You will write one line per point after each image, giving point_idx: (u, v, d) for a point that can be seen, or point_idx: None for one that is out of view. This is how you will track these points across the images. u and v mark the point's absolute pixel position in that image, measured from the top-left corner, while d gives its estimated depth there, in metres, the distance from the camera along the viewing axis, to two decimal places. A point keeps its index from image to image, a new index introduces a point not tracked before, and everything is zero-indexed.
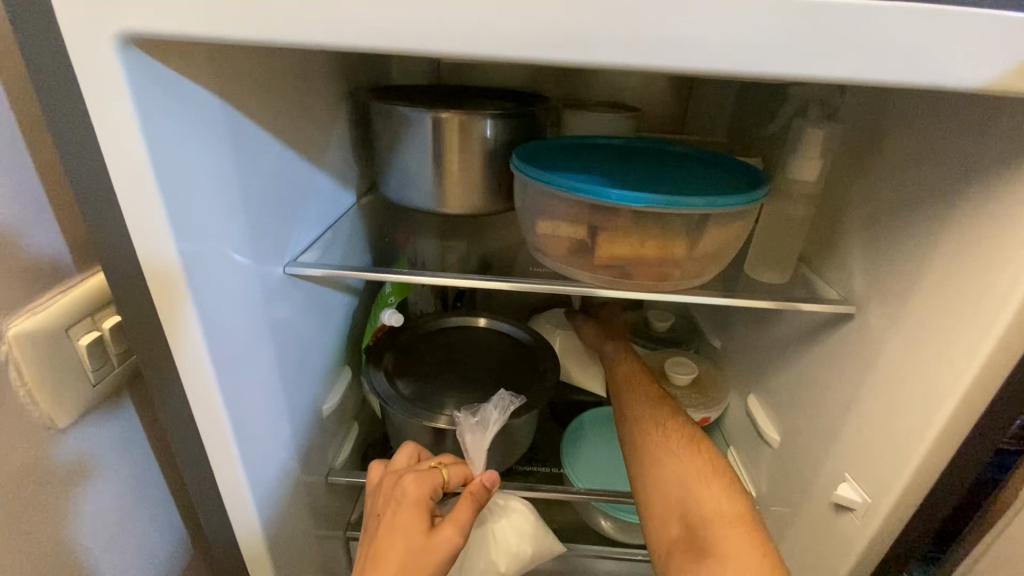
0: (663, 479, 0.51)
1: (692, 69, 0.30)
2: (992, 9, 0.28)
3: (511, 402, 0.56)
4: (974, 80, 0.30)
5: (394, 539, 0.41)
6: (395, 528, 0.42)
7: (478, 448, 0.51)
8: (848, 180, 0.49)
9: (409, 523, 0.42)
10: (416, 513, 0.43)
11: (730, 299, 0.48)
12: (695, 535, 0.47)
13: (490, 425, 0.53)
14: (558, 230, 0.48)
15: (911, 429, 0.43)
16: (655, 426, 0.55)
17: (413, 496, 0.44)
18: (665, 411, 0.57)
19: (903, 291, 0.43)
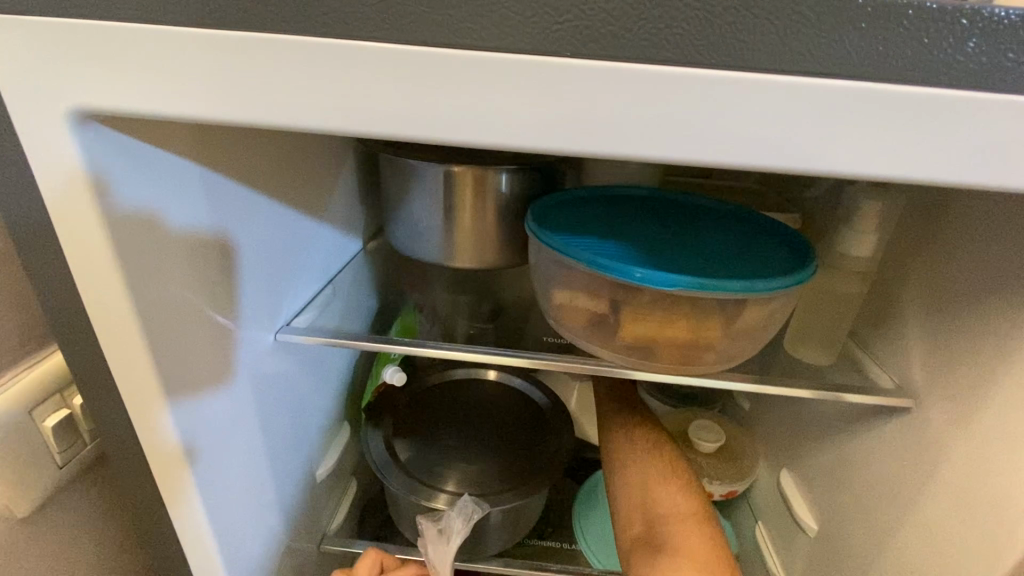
0: (626, 479, 0.49)
1: (740, 162, 0.25)
2: None
3: (474, 509, 0.51)
4: None
5: None
6: None
7: (444, 563, 0.49)
8: (906, 255, 0.44)
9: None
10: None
11: (768, 385, 0.43)
12: (654, 533, 0.44)
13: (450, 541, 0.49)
14: (576, 303, 0.43)
15: (981, 557, 0.37)
16: (621, 431, 0.53)
17: None
18: (634, 416, 0.55)
19: (970, 395, 0.38)
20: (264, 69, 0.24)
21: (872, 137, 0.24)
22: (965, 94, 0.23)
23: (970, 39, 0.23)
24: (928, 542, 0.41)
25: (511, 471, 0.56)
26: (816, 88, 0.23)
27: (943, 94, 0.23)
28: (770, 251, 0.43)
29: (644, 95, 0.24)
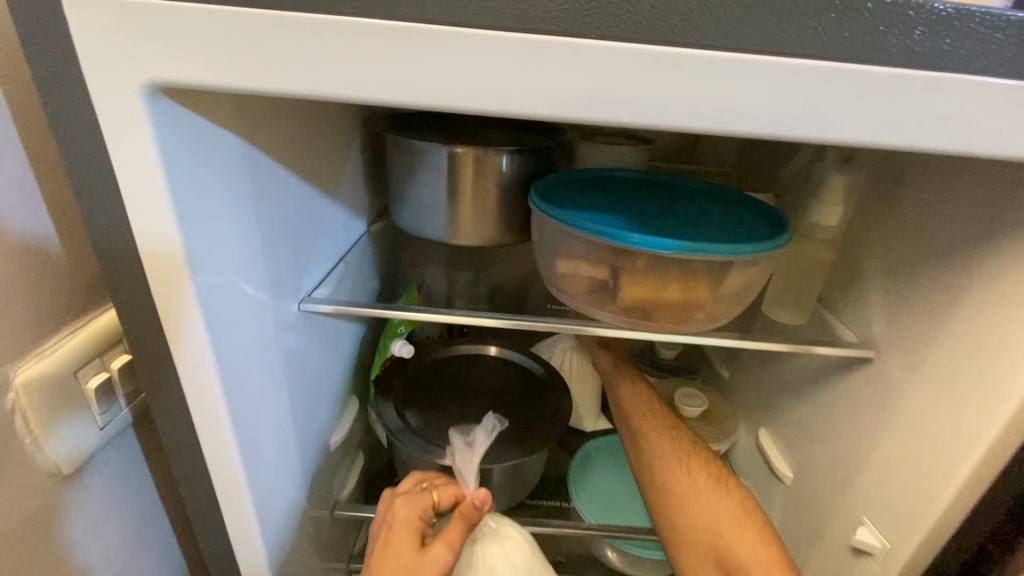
0: (694, 524, 0.50)
1: (735, 129, 0.29)
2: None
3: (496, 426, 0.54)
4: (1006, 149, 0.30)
5: (385, 564, 0.43)
6: (384, 554, 0.43)
7: (469, 468, 0.50)
8: (868, 225, 0.49)
9: (400, 545, 0.44)
10: (404, 536, 0.45)
11: (750, 341, 0.48)
12: None
13: (476, 446, 0.51)
14: (579, 269, 0.47)
15: (931, 479, 0.43)
16: (679, 464, 0.53)
17: (400, 519, 0.46)
18: (686, 445, 0.55)
19: (923, 343, 0.43)
20: (322, 47, 0.27)
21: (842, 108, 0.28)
22: (912, 73, 0.28)
23: (919, 28, 0.27)
24: (889, 474, 0.46)
25: (514, 435, 0.60)
26: (795, 69, 0.28)
27: (897, 74, 0.28)
28: (749, 221, 0.48)
29: (653, 72, 0.28)
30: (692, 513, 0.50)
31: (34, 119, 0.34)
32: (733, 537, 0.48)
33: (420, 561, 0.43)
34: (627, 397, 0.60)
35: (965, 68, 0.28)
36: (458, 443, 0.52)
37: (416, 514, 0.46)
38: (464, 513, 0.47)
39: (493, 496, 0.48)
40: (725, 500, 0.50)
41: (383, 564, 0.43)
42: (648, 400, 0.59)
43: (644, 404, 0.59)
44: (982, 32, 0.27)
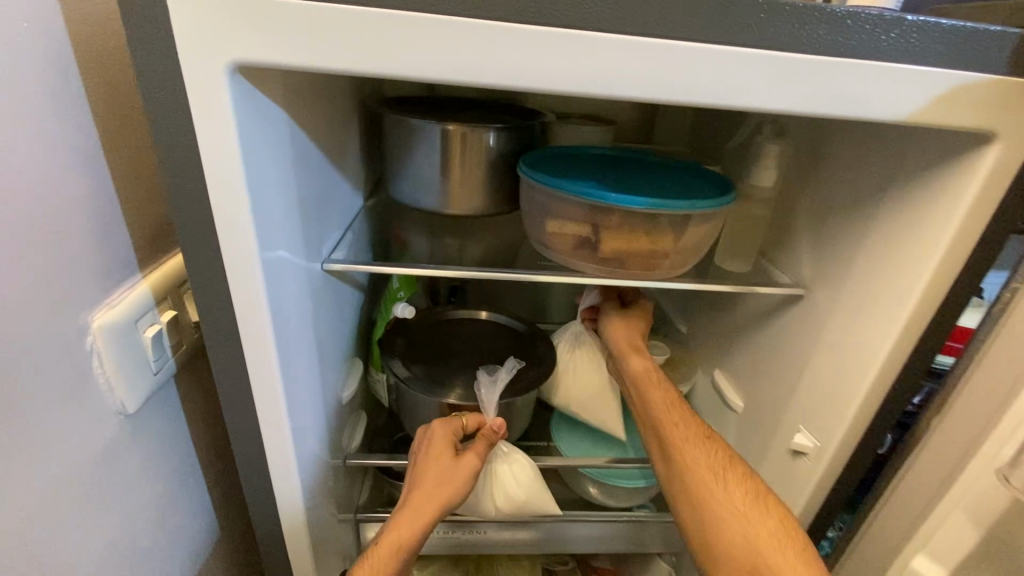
0: (732, 540, 0.50)
1: (696, 100, 0.37)
2: (913, 64, 0.37)
3: (515, 367, 0.65)
4: (901, 113, 0.38)
5: (429, 467, 0.56)
6: (429, 459, 0.56)
7: (490, 398, 0.62)
8: (799, 186, 0.60)
9: (440, 453, 0.56)
10: (442, 446, 0.57)
11: (706, 284, 0.58)
12: None
13: (496, 379, 0.62)
14: (565, 228, 0.56)
15: (848, 385, 0.53)
16: (718, 482, 0.53)
17: (438, 435, 0.58)
18: (724, 461, 0.54)
19: (840, 277, 0.54)
20: (371, 32, 0.33)
21: (775, 83, 0.37)
22: (826, 58, 0.36)
23: (824, 26, 0.36)
24: (818, 386, 0.57)
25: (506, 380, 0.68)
26: (742, 52, 0.36)
27: (816, 58, 0.36)
28: (701, 184, 0.58)
29: (635, 54, 0.36)
30: (729, 529, 0.50)
31: (101, 94, 0.38)
32: (771, 558, 0.48)
33: (456, 463, 0.56)
34: (646, 396, 0.60)
35: (865, 52, 0.37)
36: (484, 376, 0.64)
37: (450, 430, 0.59)
38: (486, 435, 0.59)
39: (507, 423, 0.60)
40: (765, 520, 0.50)
41: (428, 466, 0.56)
42: (670, 400, 0.59)
43: (665, 405, 0.59)
44: (878, 24, 0.36)
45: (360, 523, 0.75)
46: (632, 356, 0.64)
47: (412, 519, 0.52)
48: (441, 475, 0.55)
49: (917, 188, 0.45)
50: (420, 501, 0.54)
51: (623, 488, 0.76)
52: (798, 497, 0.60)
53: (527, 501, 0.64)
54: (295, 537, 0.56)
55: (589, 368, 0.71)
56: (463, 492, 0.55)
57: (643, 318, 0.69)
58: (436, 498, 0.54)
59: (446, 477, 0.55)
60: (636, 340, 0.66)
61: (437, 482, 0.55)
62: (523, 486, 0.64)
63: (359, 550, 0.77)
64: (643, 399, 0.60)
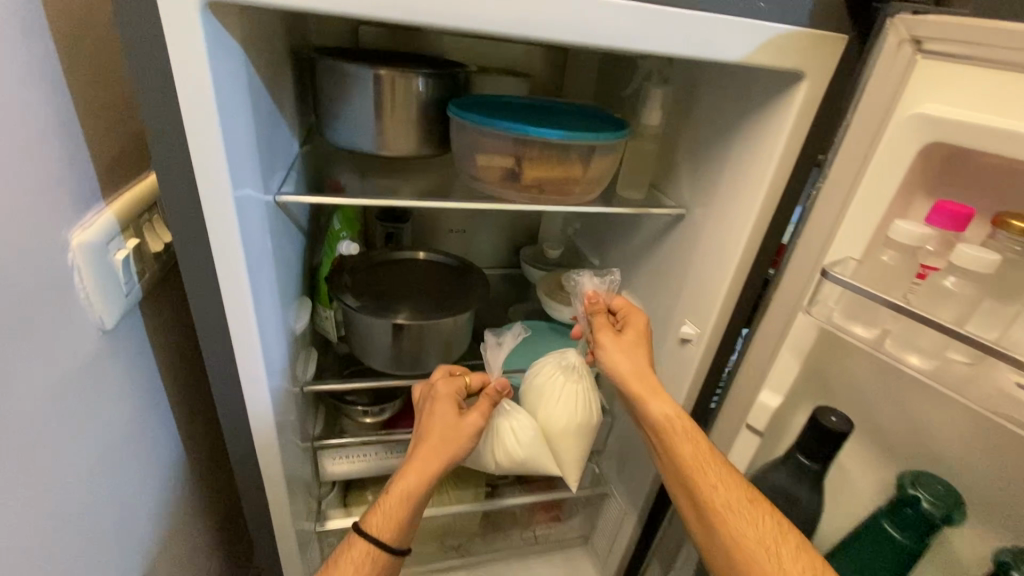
0: None
1: (592, 42, 0.48)
2: (747, 16, 0.49)
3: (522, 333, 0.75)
4: (741, 56, 0.51)
5: (435, 420, 0.63)
6: (434, 414, 0.64)
7: (494, 356, 0.71)
8: (680, 125, 0.73)
9: (443, 409, 0.64)
10: (447, 404, 0.65)
11: (610, 207, 0.70)
12: None
13: (502, 342, 0.73)
14: (492, 161, 0.65)
15: (712, 281, 0.68)
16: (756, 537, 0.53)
17: (443, 393, 0.65)
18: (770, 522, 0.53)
19: (708, 196, 0.68)
20: None
21: (650, 28, 0.48)
22: (685, 9, 0.48)
23: None
24: (694, 285, 0.72)
25: (447, 304, 0.77)
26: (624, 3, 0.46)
27: (677, 10, 0.48)
28: (604, 122, 0.69)
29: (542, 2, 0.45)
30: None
31: (59, 24, 0.41)
32: None
33: (459, 422, 0.64)
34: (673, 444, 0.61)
35: (712, 6, 0.48)
36: (493, 339, 0.74)
37: (453, 390, 0.67)
38: (490, 394, 0.68)
39: (509, 382, 0.69)
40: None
41: (434, 423, 0.64)
42: (700, 452, 0.60)
43: (698, 460, 0.59)
44: None
45: (316, 449, 0.82)
46: (649, 399, 0.64)
47: (419, 475, 0.60)
48: (445, 432, 0.63)
49: (757, 119, 0.59)
50: (428, 455, 0.61)
51: None
52: (683, 378, 0.76)
53: (520, 456, 0.74)
54: (265, 448, 0.63)
55: (560, 402, 0.73)
56: (466, 447, 0.63)
57: (643, 344, 0.68)
58: (443, 453, 0.61)
59: (450, 432, 0.63)
60: (645, 377, 0.65)
61: (442, 439, 0.62)
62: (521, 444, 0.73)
63: (315, 475, 0.84)
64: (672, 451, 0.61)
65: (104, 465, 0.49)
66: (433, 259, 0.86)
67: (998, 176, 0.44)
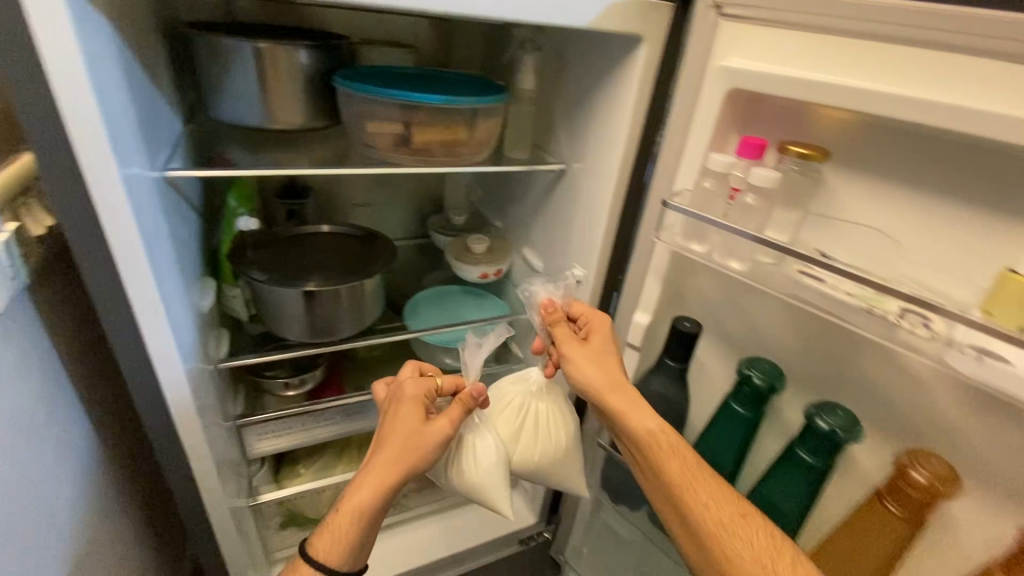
0: None
1: (456, 10, 0.53)
2: None
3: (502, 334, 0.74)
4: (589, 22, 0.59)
5: (397, 424, 0.62)
6: (398, 417, 0.63)
7: (473, 360, 0.71)
8: (555, 88, 0.81)
9: (407, 412, 0.63)
10: (412, 409, 0.63)
11: (499, 166, 0.77)
12: None
13: (483, 342, 0.73)
14: (382, 128, 0.69)
15: (593, 226, 0.78)
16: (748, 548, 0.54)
17: (409, 395, 0.64)
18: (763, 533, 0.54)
19: (583, 151, 0.77)
20: None
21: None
22: None
23: None
24: (579, 232, 0.81)
25: (355, 270, 0.80)
26: None
27: None
28: (485, 87, 0.75)
29: None
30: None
31: None
32: None
33: (424, 427, 0.62)
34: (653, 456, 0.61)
35: None
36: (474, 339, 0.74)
37: (421, 392, 0.65)
38: (464, 400, 0.66)
39: (485, 388, 0.67)
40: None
41: (396, 428, 0.62)
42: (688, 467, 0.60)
43: (686, 478, 0.59)
44: None
45: (240, 426, 0.82)
46: (628, 413, 0.63)
47: (374, 487, 0.59)
48: (407, 437, 0.61)
49: (613, 79, 0.68)
50: (387, 462, 0.60)
51: (463, 348, 0.99)
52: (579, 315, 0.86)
53: (479, 481, 0.69)
54: (184, 424, 0.64)
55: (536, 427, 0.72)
56: (431, 453, 0.62)
57: (610, 350, 0.67)
58: (403, 462, 0.60)
59: (413, 440, 0.61)
60: (620, 388, 0.65)
61: (404, 446, 0.61)
62: (482, 467, 0.68)
63: (242, 452, 0.85)
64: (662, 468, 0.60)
65: (12, 451, 0.48)
66: (338, 231, 0.88)
67: (783, 116, 0.57)
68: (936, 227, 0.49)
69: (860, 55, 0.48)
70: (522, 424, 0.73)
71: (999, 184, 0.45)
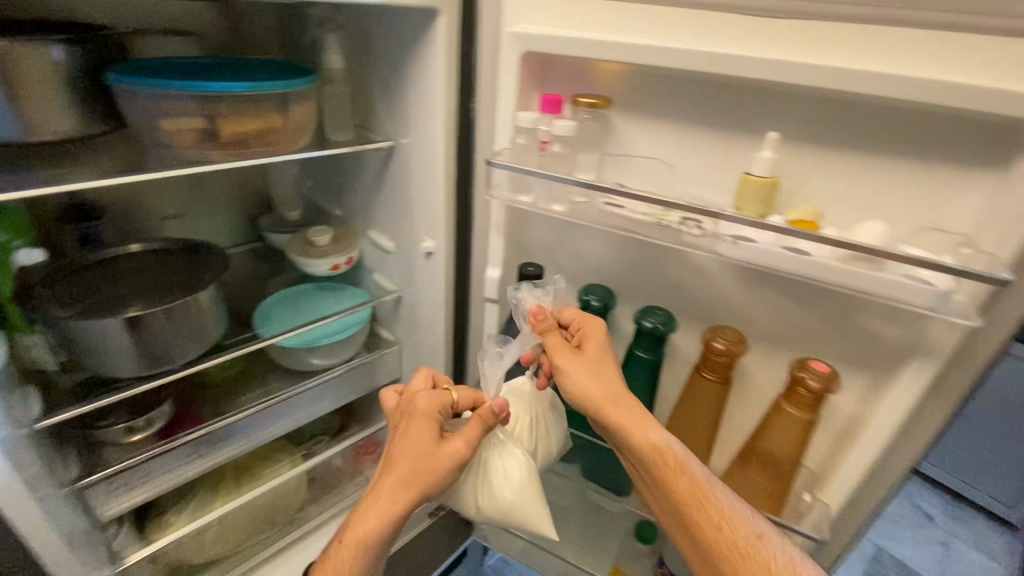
0: None
1: None
2: None
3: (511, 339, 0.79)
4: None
5: (408, 444, 0.67)
6: (409, 436, 0.68)
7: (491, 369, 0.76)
8: (366, 66, 0.81)
9: (418, 433, 0.68)
10: (427, 429, 0.69)
11: (323, 150, 0.75)
12: None
13: (504, 353, 0.76)
14: (181, 124, 0.63)
15: (431, 197, 0.81)
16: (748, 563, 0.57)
17: (421, 410, 0.70)
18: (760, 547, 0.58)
19: (406, 125, 0.79)
20: None
21: None
22: None
23: None
24: (421, 204, 0.84)
25: (183, 285, 0.73)
26: None
27: None
28: (290, 71, 0.72)
29: None
30: None
31: None
32: None
33: (435, 448, 0.67)
34: (659, 473, 0.63)
35: None
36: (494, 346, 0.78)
37: (434, 410, 0.70)
38: (484, 416, 0.70)
39: (505, 403, 0.70)
40: None
41: (409, 446, 0.67)
42: (696, 486, 0.62)
43: (693, 497, 0.61)
44: None
45: (80, 490, 0.71)
46: (632, 428, 0.64)
47: (380, 511, 0.64)
48: (417, 461, 0.66)
49: (420, 51, 0.71)
50: (396, 485, 0.65)
51: (327, 344, 0.97)
52: (439, 283, 0.90)
53: (507, 500, 0.73)
54: None
55: (546, 432, 0.79)
56: (442, 476, 0.67)
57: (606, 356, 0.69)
58: (413, 485, 0.65)
59: (422, 462, 0.66)
60: (618, 399, 0.66)
61: (413, 471, 0.65)
62: (510, 484, 0.73)
63: (93, 519, 0.74)
64: (666, 482, 0.63)
65: None
66: (151, 249, 0.79)
67: (570, 72, 0.66)
68: (693, 149, 0.62)
69: (618, 12, 0.57)
70: (535, 438, 0.79)
71: (727, 110, 0.59)
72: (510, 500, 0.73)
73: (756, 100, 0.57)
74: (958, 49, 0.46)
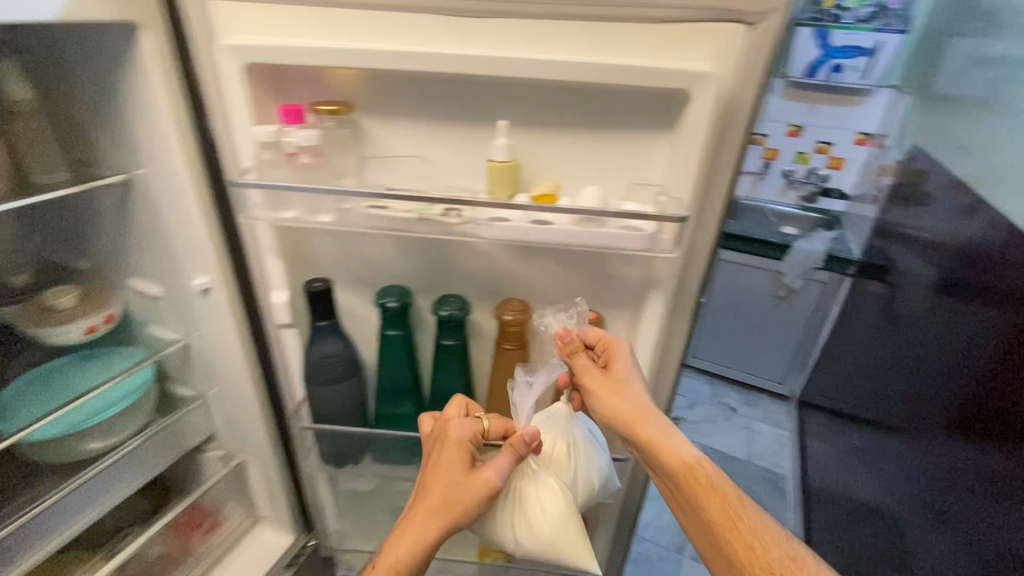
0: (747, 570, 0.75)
1: None
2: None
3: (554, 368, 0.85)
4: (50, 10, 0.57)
5: (438, 475, 0.77)
6: (439, 466, 0.78)
7: (525, 398, 0.80)
8: (68, 94, 0.77)
9: (449, 460, 0.77)
10: (456, 456, 0.78)
11: (30, 197, 0.68)
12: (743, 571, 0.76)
13: (532, 383, 0.82)
14: None
15: (184, 225, 0.79)
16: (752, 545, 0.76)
17: (453, 439, 0.78)
18: (754, 534, 0.77)
19: (135, 153, 0.76)
20: None
21: None
22: None
23: None
24: (179, 236, 0.80)
25: None
26: None
27: None
28: None
29: None
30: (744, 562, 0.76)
31: None
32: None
33: (466, 481, 0.77)
34: (691, 487, 0.80)
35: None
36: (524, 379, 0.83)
37: (463, 442, 0.79)
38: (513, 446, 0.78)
39: (536, 433, 0.75)
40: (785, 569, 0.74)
41: (442, 472, 0.78)
42: (718, 504, 0.79)
43: (724, 516, 0.79)
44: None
45: None
46: (661, 449, 0.81)
47: (416, 537, 0.76)
48: (446, 492, 0.77)
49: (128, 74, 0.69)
50: (427, 510, 0.76)
51: (108, 423, 0.88)
52: (226, 315, 0.87)
53: (544, 534, 0.89)
54: None
55: (582, 465, 0.94)
56: (470, 504, 0.76)
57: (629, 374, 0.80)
58: (447, 509, 0.76)
59: (451, 493, 0.77)
60: (643, 413, 0.80)
61: (446, 501, 0.76)
62: (544, 515, 0.90)
63: None
64: (694, 496, 0.80)
65: None
66: None
67: (301, 80, 0.71)
68: (436, 138, 0.71)
69: (320, 18, 0.64)
70: (574, 472, 0.93)
71: (449, 102, 0.69)
72: (544, 533, 0.89)
73: (470, 92, 0.68)
74: (614, 37, 0.62)
